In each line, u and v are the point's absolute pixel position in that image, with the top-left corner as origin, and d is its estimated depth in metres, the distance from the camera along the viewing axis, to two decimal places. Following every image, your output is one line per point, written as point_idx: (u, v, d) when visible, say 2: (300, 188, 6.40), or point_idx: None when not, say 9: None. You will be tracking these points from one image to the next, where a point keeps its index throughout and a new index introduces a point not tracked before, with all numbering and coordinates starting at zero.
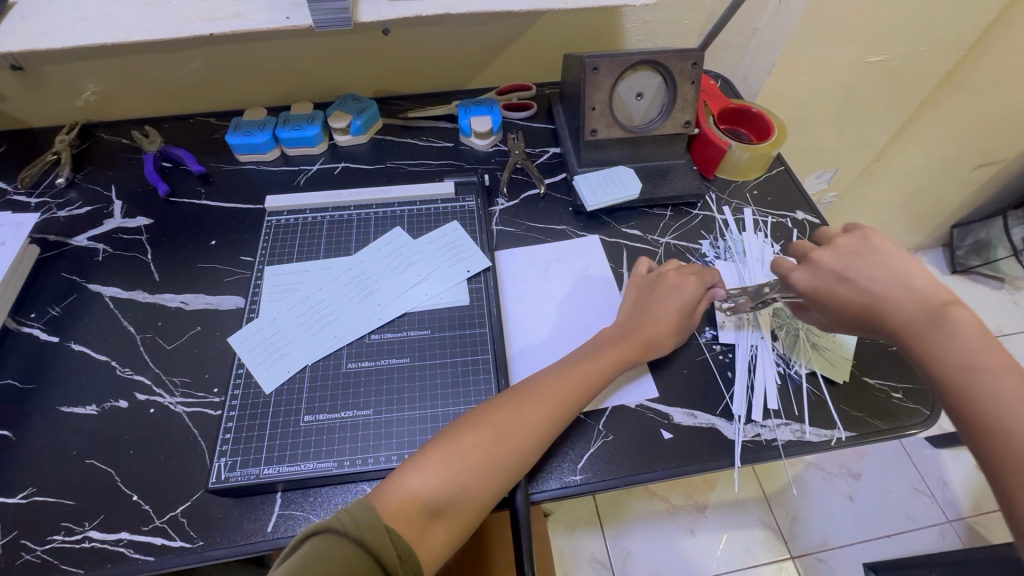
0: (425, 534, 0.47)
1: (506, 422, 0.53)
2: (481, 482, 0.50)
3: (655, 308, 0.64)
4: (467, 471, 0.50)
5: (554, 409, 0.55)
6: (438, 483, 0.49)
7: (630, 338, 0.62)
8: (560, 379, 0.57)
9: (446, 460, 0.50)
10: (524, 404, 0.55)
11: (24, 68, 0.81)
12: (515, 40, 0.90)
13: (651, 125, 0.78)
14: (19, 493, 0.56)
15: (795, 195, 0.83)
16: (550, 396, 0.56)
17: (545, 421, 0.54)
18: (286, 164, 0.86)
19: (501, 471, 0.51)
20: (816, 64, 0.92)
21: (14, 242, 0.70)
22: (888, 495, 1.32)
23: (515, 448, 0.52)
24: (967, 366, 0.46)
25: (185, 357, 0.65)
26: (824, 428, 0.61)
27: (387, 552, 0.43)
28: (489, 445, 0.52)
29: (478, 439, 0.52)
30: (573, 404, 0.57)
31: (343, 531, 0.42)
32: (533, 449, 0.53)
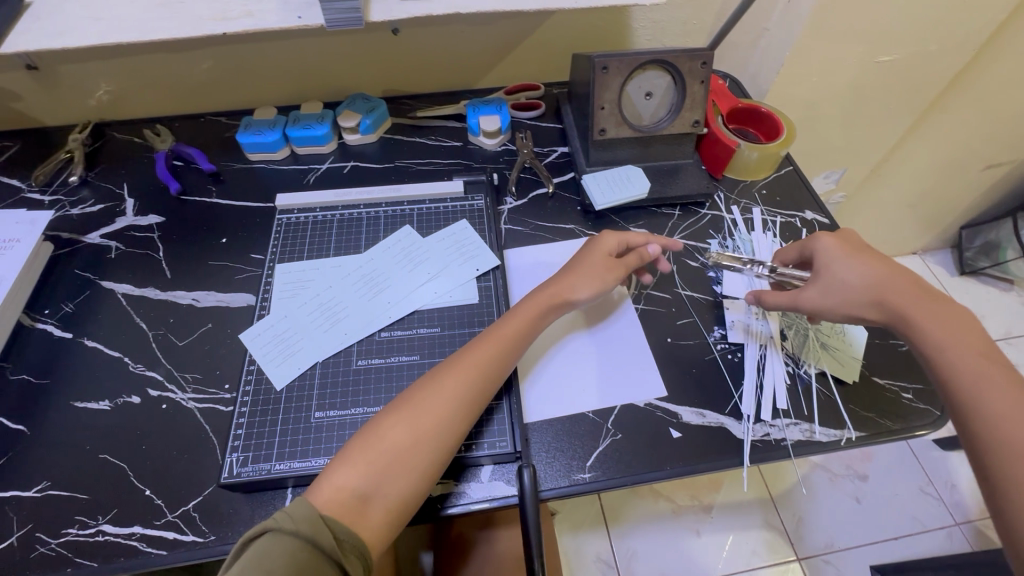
0: (364, 520, 0.48)
1: (419, 402, 0.54)
2: (411, 463, 0.50)
3: (574, 274, 0.65)
4: (393, 457, 0.50)
5: (469, 381, 0.56)
6: (365, 467, 0.49)
7: (538, 302, 0.63)
8: (470, 352, 0.58)
9: (370, 449, 0.50)
10: (436, 381, 0.55)
11: (38, 67, 0.82)
12: (524, 40, 0.90)
13: (660, 125, 0.78)
14: (34, 487, 0.57)
15: (804, 195, 0.83)
16: (461, 369, 0.56)
17: (459, 392, 0.55)
18: (295, 163, 0.86)
19: (426, 447, 0.52)
20: (826, 63, 0.92)
21: (29, 238, 0.70)
22: (895, 497, 1.31)
23: (435, 425, 0.52)
24: (941, 351, 0.52)
25: (196, 353, 0.66)
26: (833, 428, 0.61)
27: (325, 536, 0.44)
28: (409, 425, 0.52)
29: (397, 421, 0.52)
30: (488, 372, 0.57)
31: (294, 528, 0.43)
32: (454, 421, 0.54)
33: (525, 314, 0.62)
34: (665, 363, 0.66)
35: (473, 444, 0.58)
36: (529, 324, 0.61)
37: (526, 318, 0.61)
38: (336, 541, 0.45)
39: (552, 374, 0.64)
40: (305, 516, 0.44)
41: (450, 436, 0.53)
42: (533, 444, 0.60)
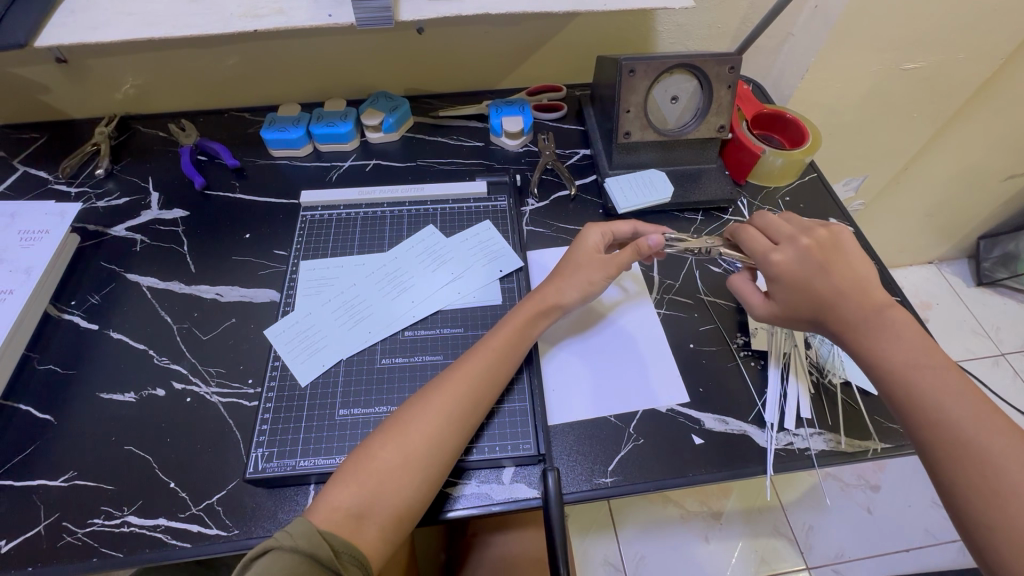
0: (361, 535, 0.48)
1: (409, 419, 0.53)
2: (403, 479, 0.50)
3: (561, 278, 0.64)
4: (385, 474, 0.50)
5: (459, 395, 0.55)
6: (358, 485, 0.50)
7: (524, 312, 0.62)
8: (460, 367, 0.58)
9: (363, 465, 0.51)
10: (426, 397, 0.55)
11: (68, 60, 0.83)
12: (548, 42, 0.90)
13: (685, 129, 0.78)
14: (60, 476, 0.58)
15: (828, 202, 0.82)
16: (449, 383, 0.56)
17: (448, 406, 0.54)
18: (318, 160, 0.87)
19: (418, 461, 0.51)
20: (852, 70, 0.91)
21: (58, 230, 0.71)
22: (907, 509, 1.30)
23: (425, 440, 0.52)
24: (909, 366, 0.50)
25: (219, 348, 0.66)
26: (858, 439, 0.60)
27: (322, 549, 0.45)
28: (399, 443, 0.52)
29: (387, 440, 0.52)
30: (477, 383, 0.56)
31: (293, 544, 0.44)
32: (446, 436, 0.53)
33: (513, 324, 0.61)
34: (688, 369, 0.65)
35: (494, 444, 0.58)
36: (518, 334, 0.61)
37: (514, 328, 0.61)
38: (334, 553, 0.45)
39: (575, 378, 0.64)
40: (302, 531, 0.45)
41: (444, 449, 0.53)
42: (555, 447, 0.60)
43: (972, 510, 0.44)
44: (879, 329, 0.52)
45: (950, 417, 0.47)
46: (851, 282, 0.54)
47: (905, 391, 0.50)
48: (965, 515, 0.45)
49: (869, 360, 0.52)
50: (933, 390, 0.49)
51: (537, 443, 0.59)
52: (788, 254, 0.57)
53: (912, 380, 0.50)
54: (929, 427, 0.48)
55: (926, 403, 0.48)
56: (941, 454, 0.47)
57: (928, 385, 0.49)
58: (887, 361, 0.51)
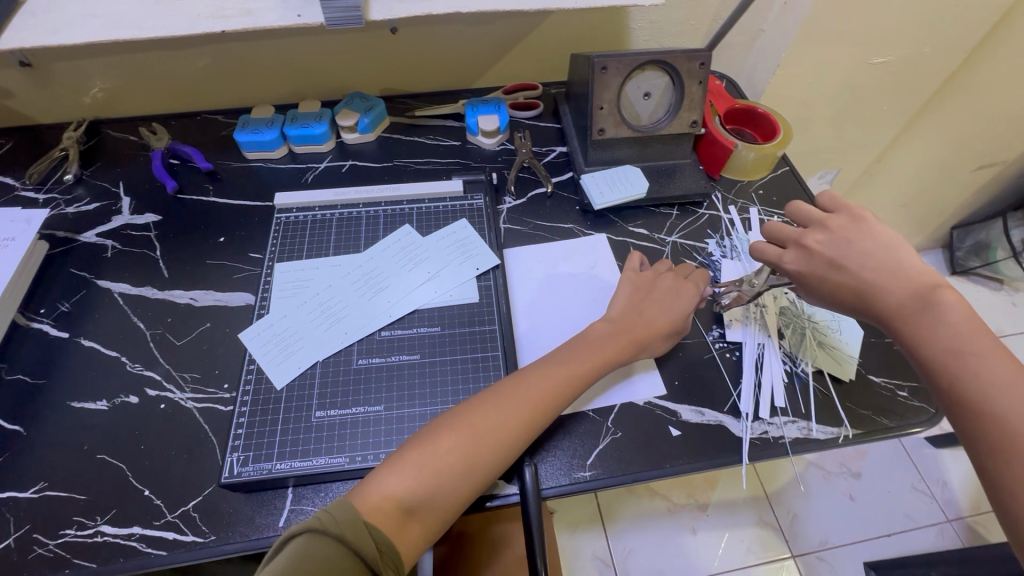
0: (405, 532, 0.47)
1: (481, 421, 0.52)
2: (461, 482, 0.50)
3: (649, 319, 0.63)
4: (447, 472, 0.50)
5: (536, 409, 0.54)
6: (416, 482, 0.49)
7: (620, 342, 0.60)
8: (540, 376, 0.56)
9: (421, 463, 0.50)
10: (503, 402, 0.54)
11: (32, 64, 0.81)
12: (522, 40, 0.90)
13: (658, 125, 0.78)
14: (30, 488, 0.57)
15: (800, 195, 0.84)
16: (525, 393, 0.55)
17: (525, 420, 0.53)
18: (293, 162, 0.86)
19: (479, 468, 0.51)
20: (821, 65, 0.93)
21: (24, 237, 0.70)
22: (888, 494, 1.32)
23: (492, 447, 0.52)
24: (955, 350, 0.48)
25: (194, 353, 0.66)
26: (830, 426, 0.61)
27: (367, 546, 0.43)
28: (465, 444, 0.51)
29: (452, 436, 0.51)
30: (555, 401, 0.55)
31: (338, 532, 0.43)
32: (512, 449, 0.53)
33: (593, 351, 0.59)
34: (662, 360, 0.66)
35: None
36: (609, 357, 0.59)
37: (595, 358, 0.59)
38: (379, 553, 0.44)
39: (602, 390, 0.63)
40: (348, 519, 0.44)
41: (506, 459, 0.52)
42: (534, 442, 0.60)
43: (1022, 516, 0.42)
44: (921, 316, 0.50)
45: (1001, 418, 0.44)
46: (873, 270, 0.53)
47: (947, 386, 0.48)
48: (1018, 520, 0.42)
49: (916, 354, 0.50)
50: (978, 377, 0.46)
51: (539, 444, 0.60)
52: (799, 256, 0.58)
53: (957, 375, 0.47)
54: (976, 421, 0.45)
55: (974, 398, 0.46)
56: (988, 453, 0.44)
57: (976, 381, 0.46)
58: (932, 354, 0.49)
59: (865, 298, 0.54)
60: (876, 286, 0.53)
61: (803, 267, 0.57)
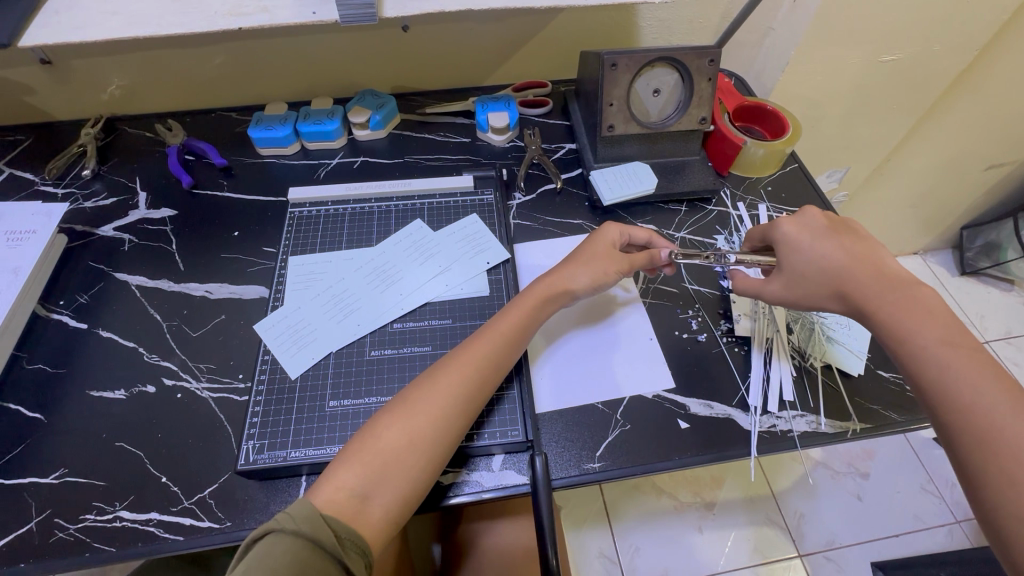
0: (363, 518, 0.48)
1: (415, 401, 0.54)
2: (407, 462, 0.51)
3: (570, 266, 0.65)
4: (392, 456, 0.51)
5: (464, 374, 0.56)
6: (365, 467, 0.50)
7: (539, 292, 0.63)
8: (466, 348, 0.58)
9: (369, 450, 0.51)
10: (432, 378, 0.56)
11: (52, 62, 0.83)
12: (532, 38, 0.91)
13: (667, 121, 0.79)
14: (51, 474, 0.58)
15: (809, 192, 0.84)
16: (455, 366, 0.57)
17: (456, 387, 0.55)
18: (306, 158, 0.87)
19: (423, 443, 0.52)
20: (830, 62, 0.93)
21: (45, 231, 0.71)
22: (896, 495, 1.32)
23: (430, 419, 0.53)
24: (941, 344, 0.48)
25: (210, 344, 0.67)
26: (839, 420, 0.62)
27: (325, 534, 0.45)
28: (403, 425, 0.52)
29: (391, 421, 0.52)
30: (482, 366, 0.57)
31: (295, 527, 0.44)
32: (450, 419, 0.54)
33: (511, 316, 0.61)
34: (669, 352, 0.67)
35: (487, 432, 0.59)
36: (530, 312, 0.62)
37: (512, 321, 0.61)
38: (337, 539, 0.45)
39: (580, 375, 0.65)
40: (305, 515, 0.45)
41: (449, 429, 0.53)
42: (544, 434, 0.60)
43: (1007, 510, 0.41)
44: (907, 307, 0.51)
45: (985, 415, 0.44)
46: (861, 253, 0.56)
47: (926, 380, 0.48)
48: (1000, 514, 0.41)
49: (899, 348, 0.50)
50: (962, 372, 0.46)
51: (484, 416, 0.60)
52: (795, 222, 0.60)
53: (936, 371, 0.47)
54: (954, 413, 0.45)
55: (954, 388, 0.46)
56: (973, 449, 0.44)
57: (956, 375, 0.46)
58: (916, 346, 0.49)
59: (841, 274, 0.55)
60: (852, 269, 0.54)
61: (800, 229, 0.59)
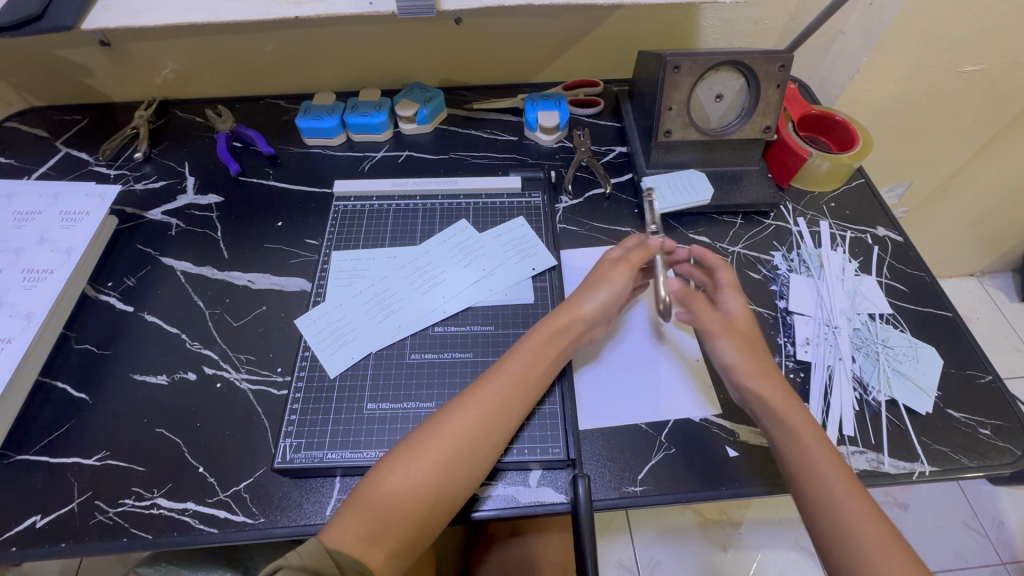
0: (370, 556, 0.47)
1: (420, 441, 0.52)
2: (414, 505, 0.49)
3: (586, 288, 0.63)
4: (397, 496, 0.49)
5: (473, 415, 0.53)
6: (368, 508, 0.48)
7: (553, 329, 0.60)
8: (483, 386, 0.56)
9: (373, 488, 0.50)
10: (438, 419, 0.53)
11: (110, 44, 0.84)
12: (587, 35, 0.88)
13: (728, 129, 0.75)
14: (94, 456, 0.59)
15: (877, 211, 0.78)
16: (464, 403, 0.54)
17: (462, 429, 0.53)
18: (351, 150, 0.86)
19: (430, 486, 0.50)
20: (905, 71, 0.87)
21: (98, 212, 0.71)
22: (938, 530, 1.25)
23: (436, 462, 0.51)
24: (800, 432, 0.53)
25: (250, 335, 0.67)
26: (904, 460, 0.57)
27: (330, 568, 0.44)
28: (408, 468, 0.50)
29: (397, 464, 0.51)
30: (494, 407, 0.55)
31: (302, 564, 0.44)
32: (459, 462, 0.51)
33: (522, 353, 0.58)
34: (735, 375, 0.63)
35: (535, 446, 0.57)
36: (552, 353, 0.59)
37: (525, 356, 0.58)
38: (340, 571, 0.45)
39: (620, 393, 0.62)
40: (311, 551, 0.45)
41: (457, 472, 0.51)
42: (585, 452, 0.58)
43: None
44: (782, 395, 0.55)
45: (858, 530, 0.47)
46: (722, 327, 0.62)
47: (812, 501, 0.50)
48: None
49: (792, 456, 0.52)
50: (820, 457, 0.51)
51: (517, 438, 0.57)
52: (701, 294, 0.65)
53: (826, 481, 0.50)
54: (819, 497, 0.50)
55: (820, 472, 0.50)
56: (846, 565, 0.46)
57: (841, 490, 0.49)
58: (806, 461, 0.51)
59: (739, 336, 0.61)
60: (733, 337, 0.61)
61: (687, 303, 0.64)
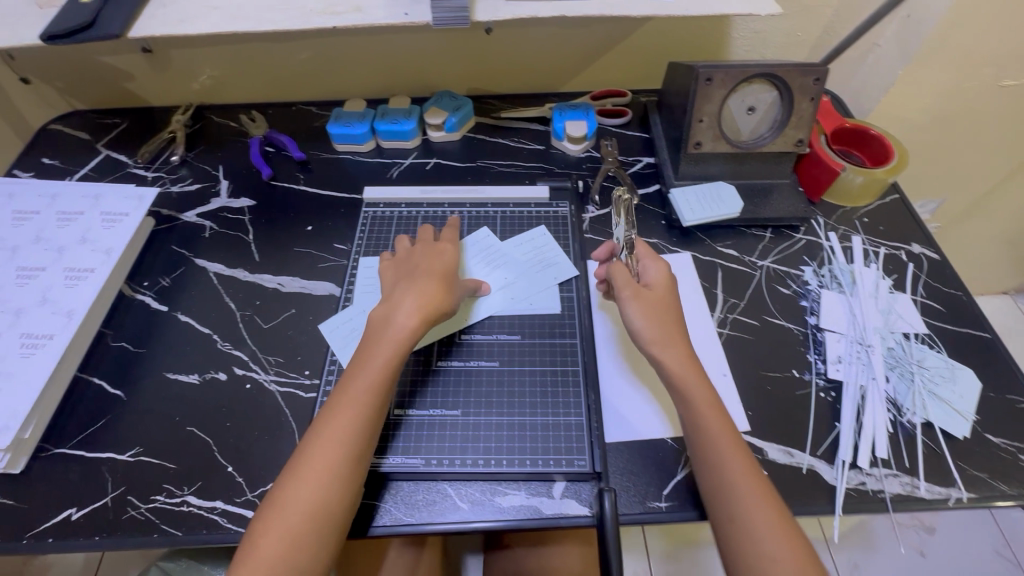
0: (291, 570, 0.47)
1: (311, 449, 0.51)
2: (317, 513, 0.49)
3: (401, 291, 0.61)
4: (306, 516, 0.48)
5: (357, 419, 0.53)
6: (278, 522, 0.48)
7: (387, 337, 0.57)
8: (355, 384, 0.54)
9: (281, 502, 0.49)
10: (323, 424, 0.53)
11: (152, 50, 0.87)
12: (616, 45, 0.88)
13: (760, 142, 0.74)
14: (127, 451, 0.60)
15: (911, 227, 0.77)
16: (346, 407, 0.53)
17: (350, 432, 0.52)
18: (379, 156, 0.87)
19: (332, 495, 0.50)
20: (942, 85, 0.85)
21: (137, 213, 0.73)
22: (967, 557, 1.20)
23: (328, 472, 0.50)
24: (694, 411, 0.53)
25: (279, 337, 0.68)
26: (940, 485, 0.56)
27: None
28: (308, 482, 0.50)
29: (297, 479, 0.50)
30: (369, 408, 0.53)
31: None
32: (350, 469, 0.51)
33: (383, 349, 0.56)
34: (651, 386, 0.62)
35: (479, 458, 0.57)
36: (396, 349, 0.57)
37: (388, 352, 0.56)
38: None
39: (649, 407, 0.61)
40: None
41: (350, 477, 0.51)
42: (610, 464, 0.57)
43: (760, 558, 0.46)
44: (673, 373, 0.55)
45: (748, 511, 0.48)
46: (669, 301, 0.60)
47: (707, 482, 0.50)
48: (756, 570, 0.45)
49: (695, 430, 0.53)
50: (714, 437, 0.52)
51: (541, 449, 0.57)
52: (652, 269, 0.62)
53: (723, 457, 0.51)
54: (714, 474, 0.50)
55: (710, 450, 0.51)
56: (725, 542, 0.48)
57: (731, 468, 0.50)
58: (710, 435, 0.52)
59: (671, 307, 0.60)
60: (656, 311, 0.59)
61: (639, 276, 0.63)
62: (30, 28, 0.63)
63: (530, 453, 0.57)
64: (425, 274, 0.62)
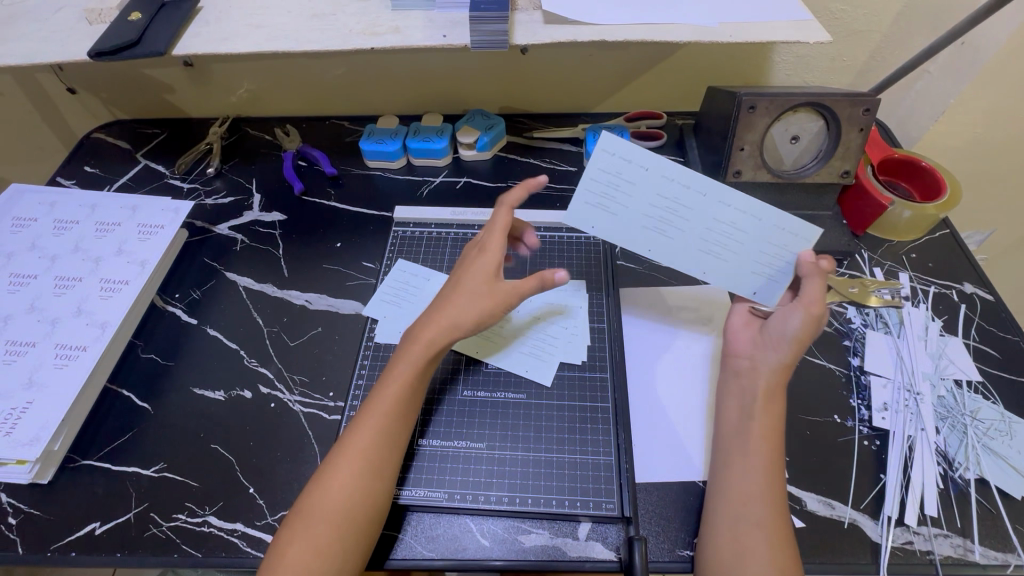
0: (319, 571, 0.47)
1: (337, 455, 0.52)
2: (341, 516, 0.49)
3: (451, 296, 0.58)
4: (332, 521, 0.48)
5: (381, 420, 0.53)
6: (308, 526, 0.48)
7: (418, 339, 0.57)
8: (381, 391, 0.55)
9: (312, 507, 0.49)
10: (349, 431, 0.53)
11: (194, 64, 0.88)
12: (653, 67, 0.86)
13: (803, 172, 0.72)
14: (151, 467, 0.60)
15: (963, 265, 0.73)
16: (367, 417, 0.53)
17: (371, 436, 0.52)
18: (410, 174, 0.87)
19: (360, 499, 0.50)
20: (997, 116, 0.81)
21: (172, 226, 0.74)
22: None
23: (348, 477, 0.50)
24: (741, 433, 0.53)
25: (305, 356, 0.67)
26: (995, 549, 0.52)
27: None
28: (335, 487, 0.50)
29: (325, 484, 0.50)
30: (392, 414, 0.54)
31: None
32: (372, 471, 0.51)
33: (410, 354, 0.56)
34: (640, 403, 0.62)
35: (504, 495, 0.55)
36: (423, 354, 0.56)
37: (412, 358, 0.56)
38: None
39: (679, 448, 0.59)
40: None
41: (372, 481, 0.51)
42: (641, 506, 0.55)
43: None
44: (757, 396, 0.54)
45: (751, 529, 0.48)
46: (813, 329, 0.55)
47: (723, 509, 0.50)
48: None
49: (741, 453, 0.52)
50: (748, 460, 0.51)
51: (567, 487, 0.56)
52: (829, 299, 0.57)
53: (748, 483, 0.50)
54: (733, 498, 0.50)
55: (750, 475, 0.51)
56: (718, 546, 0.48)
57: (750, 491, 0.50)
58: (753, 447, 0.52)
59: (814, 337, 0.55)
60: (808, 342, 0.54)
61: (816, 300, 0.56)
62: (78, 45, 0.65)
63: (556, 492, 0.55)
64: (459, 280, 0.59)
